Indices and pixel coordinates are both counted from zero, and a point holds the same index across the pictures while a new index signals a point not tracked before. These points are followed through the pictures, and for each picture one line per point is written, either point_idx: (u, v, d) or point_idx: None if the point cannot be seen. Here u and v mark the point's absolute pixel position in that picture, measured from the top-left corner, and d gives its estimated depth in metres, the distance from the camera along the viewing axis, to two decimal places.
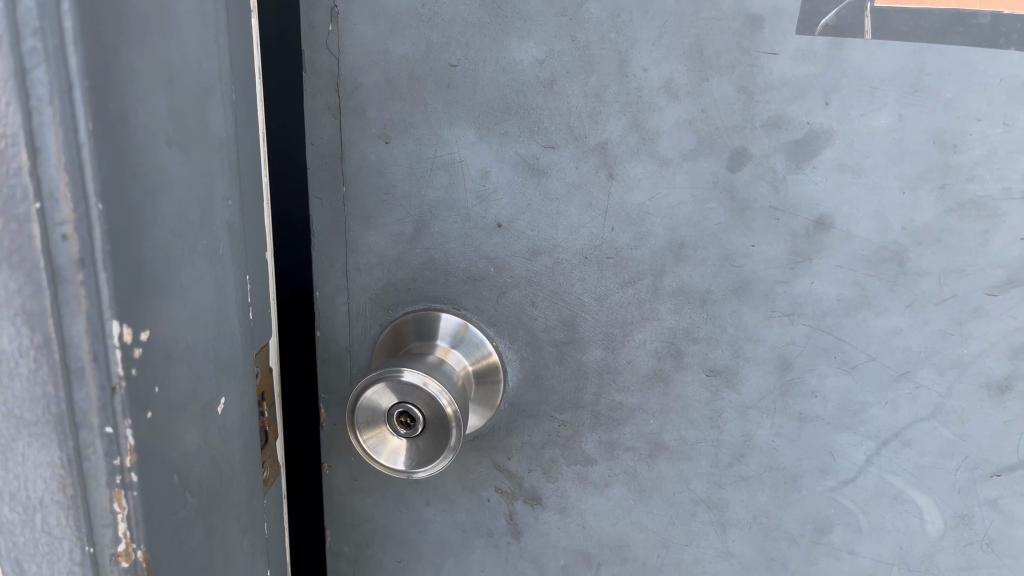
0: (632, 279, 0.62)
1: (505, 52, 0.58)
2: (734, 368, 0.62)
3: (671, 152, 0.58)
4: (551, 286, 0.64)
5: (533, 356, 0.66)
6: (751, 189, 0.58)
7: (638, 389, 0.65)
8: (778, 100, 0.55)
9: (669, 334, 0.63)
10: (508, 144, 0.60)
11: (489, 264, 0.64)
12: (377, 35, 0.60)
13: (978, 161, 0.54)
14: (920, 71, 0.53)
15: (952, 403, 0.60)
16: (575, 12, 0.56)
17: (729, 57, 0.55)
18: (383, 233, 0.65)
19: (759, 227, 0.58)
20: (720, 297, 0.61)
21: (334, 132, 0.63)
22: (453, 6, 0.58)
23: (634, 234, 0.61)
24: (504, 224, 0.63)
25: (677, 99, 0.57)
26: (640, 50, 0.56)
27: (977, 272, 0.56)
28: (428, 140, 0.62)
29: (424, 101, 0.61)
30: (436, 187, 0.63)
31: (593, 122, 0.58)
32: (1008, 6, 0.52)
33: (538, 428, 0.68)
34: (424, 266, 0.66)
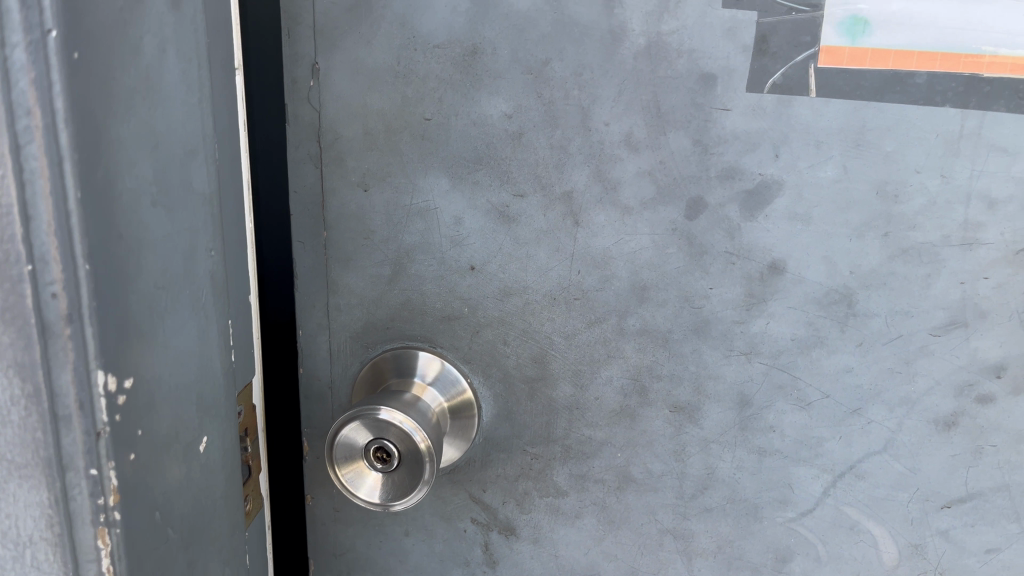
0: (598, 319, 0.65)
1: (476, 107, 0.62)
2: (696, 405, 0.65)
3: (632, 200, 0.61)
4: (522, 326, 0.67)
5: (505, 392, 0.69)
6: (708, 235, 0.61)
7: (605, 425, 0.68)
8: (731, 153, 0.59)
9: (633, 372, 0.66)
10: (479, 192, 0.64)
11: (464, 304, 0.67)
12: (356, 90, 0.63)
13: (918, 210, 0.57)
14: (863, 127, 0.57)
15: (902, 437, 0.63)
16: (540, 70, 0.60)
17: (685, 113, 0.58)
18: (362, 275, 0.68)
19: (715, 271, 0.62)
20: (681, 336, 0.64)
21: (316, 180, 0.66)
22: (427, 64, 0.61)
23: (599, 277, 0.64)
24: (477, 267, 0.66)
25: (636, 151, 0.60)
26: (602, 105, 0.59)
27: (922, 313, 0.60)
28: (404, 187, 0.65)
29: (401, 151, 0.64)
30: (412, 232, 0.66)
31: (559, 172, 0.62)
32: (942, 66, 0.55)
33: (511, 461, 0.71)
34: (401, 306, 0.69)
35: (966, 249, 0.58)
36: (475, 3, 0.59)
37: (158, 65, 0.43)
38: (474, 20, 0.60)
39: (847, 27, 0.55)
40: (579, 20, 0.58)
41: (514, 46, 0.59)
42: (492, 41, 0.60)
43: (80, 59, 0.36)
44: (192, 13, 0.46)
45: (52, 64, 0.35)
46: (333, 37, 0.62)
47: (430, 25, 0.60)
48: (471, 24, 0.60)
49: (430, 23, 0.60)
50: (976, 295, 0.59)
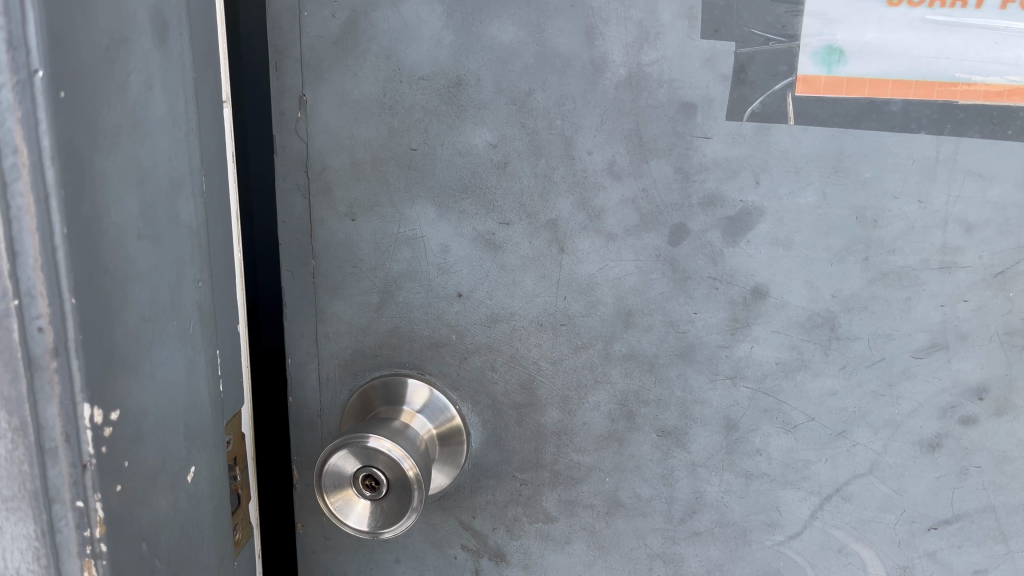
0: (584, 345, 0.65)
1: (461, 137, 0.62)
2: (683, 429, 0.66)
3: (616, 227, 0.62)
4: (509, 352, 0.67)
5: (494, 418, 0.69)
6: (692, 261, 0.62)
7: (594, 450, 0.68)
8: (712, 180, 0.60)
9: (621, 397, 0.66)
10: (465, 221, 0.64)
11: (451, 331, 0.68)
12: (343, 121, 0.64)
13: (897, 234, 0.58)
14: (841, 153, 0.58)
15: (888, 459, 0.63)
16: (524, 100, 0.61)
17: (667, 141, 0.59)
18: (351, 303, 0.69)
19: (699, 296, 0.62)
20: (666, 361, 0.64)
21: (304, 210, 0.67)
22: (413, 96, 0.62)
23: (585, 303, 0.64)
24: (464, 294, 0.67)
25: (619, 179, 0.61)
26: (585, 134, 0.60)
27: (904, 336, 0.60)
28: (392, 216, 0.66)
29: (388, 181, 0.65)
30: (399, 260, 0.67)
31: (544, 200, 0.63)
32: (916, 94, 0.56)
33: (501, 487, 0.71)
34: (389, 334, 0.69)
35: (945, 272, 0.59)
36: (459, 35, 0.60)
37: (145, 101, 0.44)
38: (458, 52, 0.61)
39: (823, 57, 0.56)
40: (561, 52, 0.59)
41: (498, 77, 0.61)
42: (476, 72, 0.61)
43: (66, 97, 0.37)
44: (179, 50, 0.47)
45: (39, 102, 0.36)
46: (319, 70, 0.63)
47: (415, 57, 0.61)
48: (456, 56, 0.61)
49: (415, 55, 0.61)
50: (956, 318, 0.59)
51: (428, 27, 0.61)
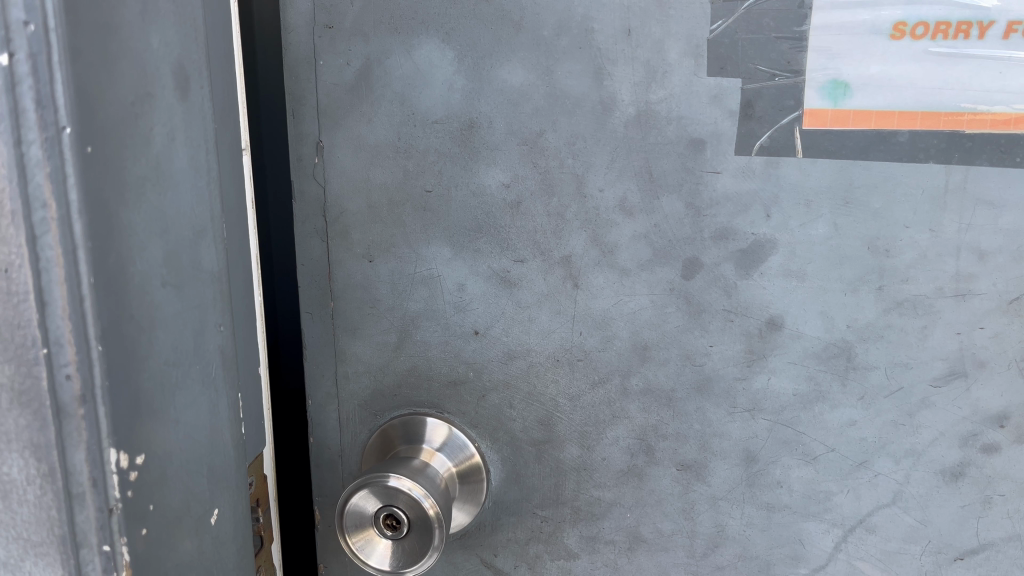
0: (601, 379, 0.66)
1: (474, 178, 0.64)
2: (703, 462, 0.66)
3: (629, 263, 0.63)
4: (527, 388, 0.68)
5: (513, 455, 0.69)
6: (705, 294, 0.62)
7: (613, 485, 0.68)
8: (723, 214, 0.60)
9: (639, 432, 0.66)
10: (480, 259, 0.65)
11: (469, 369, 0.68)
12: (359, 166, 0.66)
13: (910, 263, 0.59)
14: (850, 185, 0.58)
15: (911, 489, 0.63)
16: (535, 141, 0.62)
17: (677, 176, 0.61)
18: (369, 343, 0.70)
19: (714, 329, 0.63)
20: (684, 394, 0.65)
21: (323, 253, 0.68)
22: (426, 138, 0.64)
23: (601, 338, 0.65)
24: (481, 332, 0.67)
25: (631, 215, 0.62)
26: (595, 173, 0.62)
27: (921, 365, 0.60)
28: (408, 257, 0.67)
29: (403, 222, 0.66)
30: (416, 300, 0.68)
31: (557, 238, 0.64)
32: (923, 124, 0.56)
33: (522, 525, 0.71)
34: (408, 372, 0.70)
35: (960, 299, 0.58)
36: (471, 79, 0.62)
37: (168, 153, 0.45)
38: (470, 96, 0.62)
39: (829, 90, 0.57)
40: (570, 92, 0.61)
41: (509, 119, 0.62)
42: (488, 115, 0.62)
43: (93, 152, 0.39)
44: (200, 103, 0.48)
45: (67, 158, 0.38)
46: (336, 117, 0.65)
47: (429, 102, 0.63)
48: (467, 100, 0.62)
49: (428, 100, 0.63)
50: (973, 345, 0.59)
51: (441, 72, 0.62)
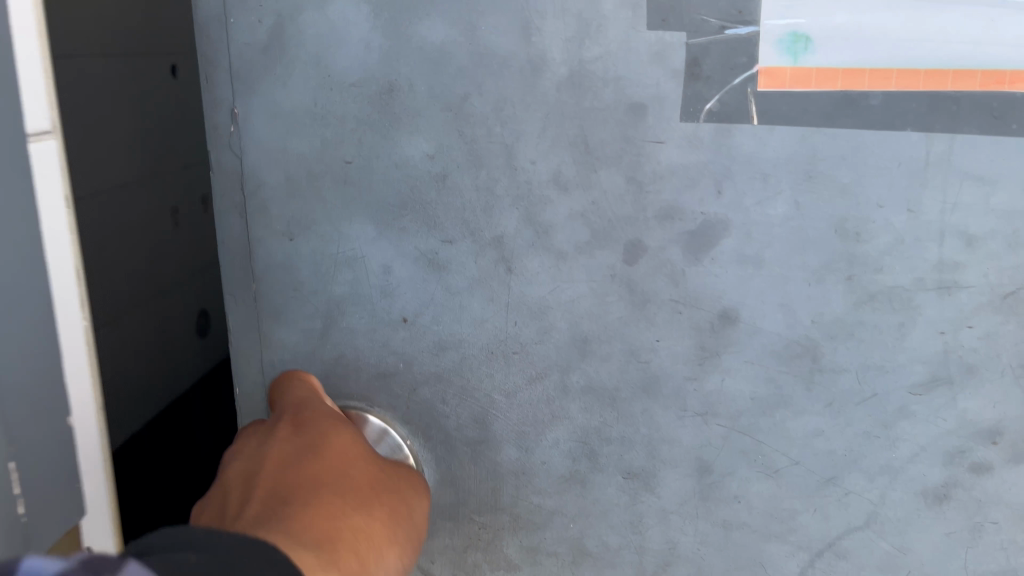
0: (539, 374, 0.59)
1: (397, 148, 0.57)
2: (652, 471, 0.58)
3: (566, 245, 0.56)
4: (460, 383, 0.61)
5: (448, 455, 0.63)
6: (651, 282, 0.55)
7: (554, 492, 0.61)
8: (668, 190, 0.53)
9: (581, 434, 0.59)
10: (407, 239, 0.59)
11: (399, 360, 0.62)
12: (276, 135, 0.60)
13: (884, 250, 0.50)
14: (814, 156, 0.49)
15: (887, 511, 0.54)
16: (460, 106, 0.55)
17: (616, 147, 0.53)
18: (294, 330, 0.64)
19: (661, 321, 0.55)
20: (629, 394, 0.57)
21: (242, 231, 0.62)
22: (344, 104, 0.57)
23: (538, 329, 0.58)
24: (410, 319, 0.61)
25: (567, 191, 0.55)
26: (526, 142, 0.54)
27: (898, 369, 0.51)
28: (330, 235, 0.61)
29: (324, 197, 0.60)
30: (341, 283, 0.62)
31: (487, 216, 0.57)
32: (899, 85, 0.47)
33: (458, 531, 0.65)
34: (336, 362, 0.63)
35: (944, 293, 0.50)
36: (389, 37, 0.55)
37: None
38: (389, 56, 0.56)
39: (788, 45, 0.48)
40: (496, 51, 0.53)
41: (431, 81, 0.55)
42: (409, 77, 0.56)
43: None
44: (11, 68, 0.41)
45: None
46: (249, 81, 0.59)
47: (346, 62, 0.57)
48: (387, 60, 0.56)
49: (346, 60, 0.57)
50: (959, 347, 0.50)
51: (358, 29, 0.56)
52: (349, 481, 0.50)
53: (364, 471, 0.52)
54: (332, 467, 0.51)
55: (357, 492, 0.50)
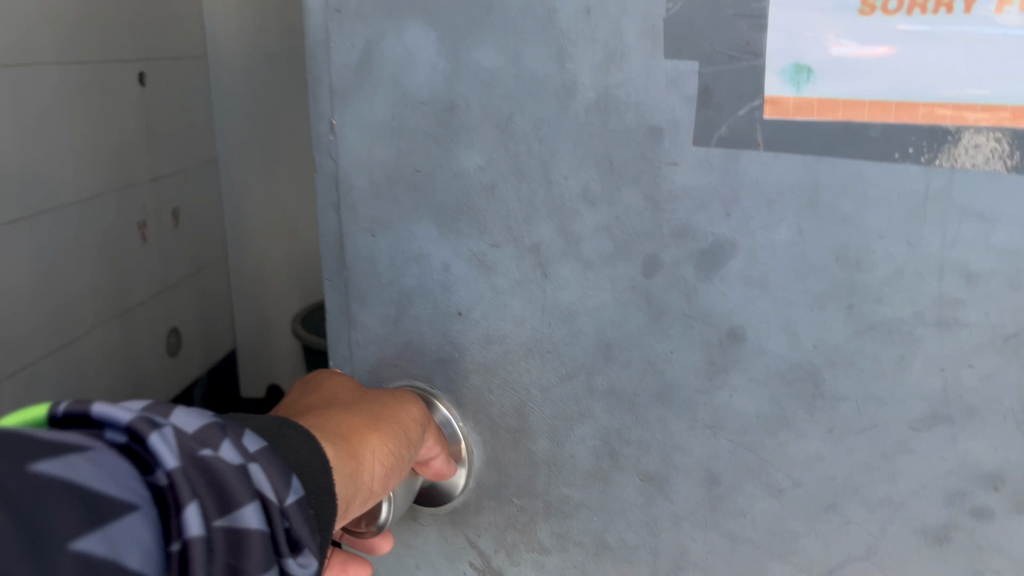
0: (569, 374, 0.64)
1: (455, 160, 0.64)
2: (666, 476, 0.61)
3: (593, 255, 0.60)
4: (504, 375, 0.67)
5: (493, 439, 0.69)
6: (666, 295, 0.58)
7: (580, 485, 0.66)
8: (682, 210, 0.55)
9: (604, 433, 0.63)
10: (462, 241, 0.66)
11: (455, 349, 0.69)
12: (364, 144, 0.69)
13: (884, 281, 0.50)
14: (816, 184, 0.50)
15: (886, 545, 0.54)
16: (506, 124, 0.61)
17: (636, 167, 0.57)
18: (374, 314, 0.73)
19: (675, 334, 0.58)
20: (646, 400, 0.61)
21: (336, 224, 0.73)
22: (415, 119, 0.65)
23: (568, 331, 0.63)
24: (464, 313, 0.68)
25: (594, 205, 0.59)
26: (560, 159, 0.59)
27: (898, 402, 0.51)
28: (403, 233, 0.69)
29: (398, 200, 0.68)
30: (410, 276, 0.70)
31: (527, 225, 0.62)
32: (897, 118, 0.47)
33: (500, 510, 0.71)
34: (405, 346, 0.72)
35: (944, 329, 0.49)
36: (450, 62, 0.62)
37: None
38: (450, 78, 0.62)
39: (790, 75, 0.50)
40: (536, 75, 0.59)
41: (483, 101, 0.61)
42: (466, 97, 0.62)
43: None
44: None
45: None
46: (345, 97, 0.69)
47: (417, 83, 0.64)
48: (448, 81, 0.63)
49: (417, 81, 0.64)
50: (959, 385, 0.49)
51: (426, 54, 0.63)
52: (373, 414, 0.61)
53: (387, 407, 0.63)
54: (331, 394, 0.64)
55: (380, 422, 0.61)
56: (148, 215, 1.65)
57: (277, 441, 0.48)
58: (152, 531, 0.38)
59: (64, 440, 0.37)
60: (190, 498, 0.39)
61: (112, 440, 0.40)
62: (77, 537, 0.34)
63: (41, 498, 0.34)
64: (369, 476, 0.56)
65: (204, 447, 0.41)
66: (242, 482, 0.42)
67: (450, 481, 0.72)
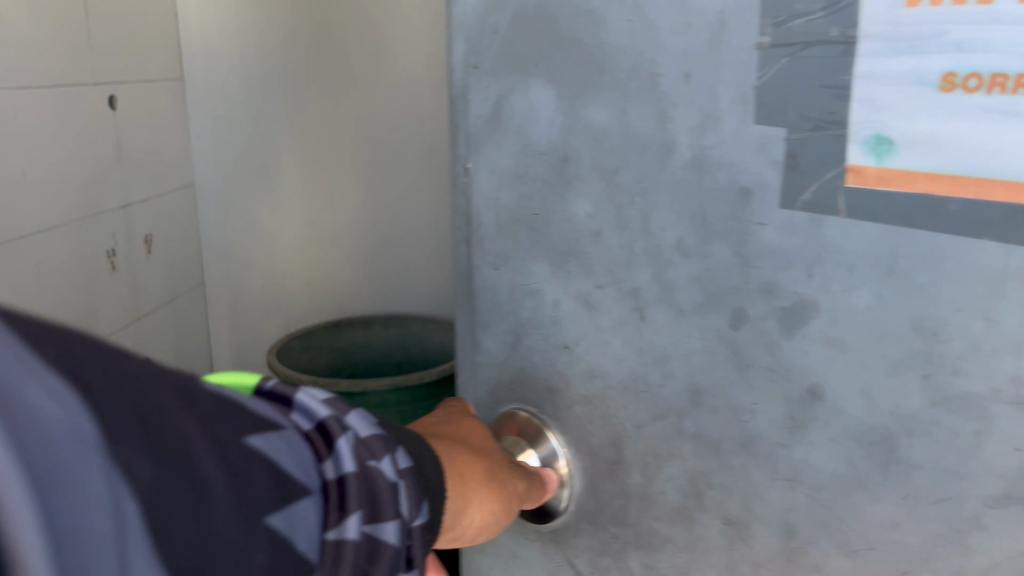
0: (661, 414, 0.67)
1: (568, 206, 0.69)
2: (746, 522, 0.63)
3: (686, 304, 0.63)
4: (604, 409, 0.71)
5: (593, 467, 0.74)
6: (751, 348, 0.60)
7: (668, 521, 0.68)
8: (768, 268, 0.57)
9: (690, 474, 0.66)
10: (571, 280, 0.71)
11: (562, 379, 0.74)
12: (492, 186, 0.75)
13: (961, 354, 0.50)
14: (894, 253, 0.51)
15: None
16: (613, 176, 0.65)
17: (727, 224, 0.59)
18: (495, 340, 0.79)
19: (758, 386, 0.60)
20: (730, 447, 0.63)
21: (466, 256, 0.80)
22: (535, 167, 0.71)
23: (661, 373, 0.66)
24: (571, 346, 0.72)
25: (688, 257, 0.62)
26: (659, 212, 0.63)
27: (972, 477, 0.51)
28: (521, 269, 0.75)
29: (518, 238, 0.74)
30: (526, 309, 0.75)
31: (628, 270, 0.66)
32: (975, 193, 0.47)
33: (596, 535, 0.75)
34: (519, 373, 0.78)
35: (1020, 409, 0.48)
36: (566, 117, 0.67)
37: None
38: (566, 132, 0.68)
39: (872, 146, 0.51)
40: (640, 133, 0.63)
41: (593, 154, 0.66)
42: (579, 150, 0.67)
43: None
44: None
45: None
46: (478, 143, 0.76)
47: (538, 135, 0.70)
48: (565, 134, 0.68)
49: (538, 133, 0.70)
50: None
51: (546, 109, 0.69)
52: (496, 468, 0.68)
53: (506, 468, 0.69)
54: (466, 432, 0.71)
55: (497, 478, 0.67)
56: (116, 241, 1.60)
57: (414, 463, 0.54)
58: (319, 517, 0.41)
59: (265, 415, 0.42)
60: (356, 506, 0.42)
61: (299, 425, 0.44)
62: (270, 512, 0.38)
63: (251, 470, 0.37)
64: (467, 522, 0.62)
65: (371, 457, 0.46)
66: (394, 498, 0.45)
67: (552, 499, 0.77)
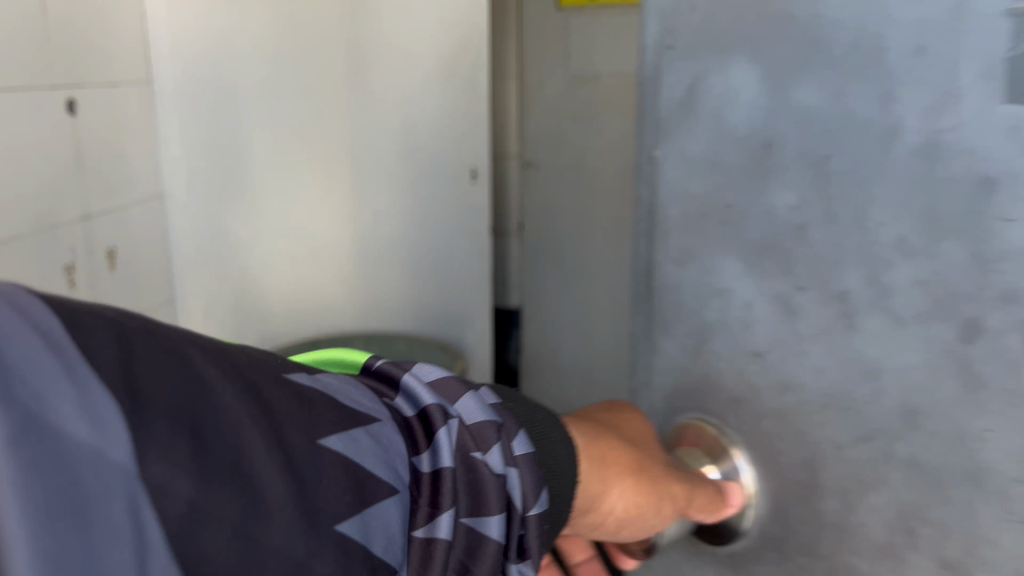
0: (867, 436, 0.59)
1: (768, 198, 0.62)
2: (970, 568, 0.55)
3: (906, 312, 0.55)
4: (797, 426, 0.64)
5: (780, 490, 0.66)
6: (986, 366, 0.52)
7: (869, 557, 0.61)
8: (1014, 273, 0.49)
9: (900, 507, 0.58)
10: (767, 279, 0.64)
11: (749, 390, 0.67)
12: (681, 175, 0.70)
13: None
14: None
15: None
16: (823, 165, 0.58)
17: (964, 220, 0.51)
18: (674, 342, 0.73)
19: (993, 410, 0.52)
20: (953, 480, 0.55)
21: (648, 251, 0.75)
22: (732, 155, 0.65)
23: (871, 390, 0.58)
24: (761, 353, 0.65)
25: (911, 258, 0.54)
26: (878, 206, 0.56)
27: None
28: (709, 267, 0.68)
29: (708, 232, 0.68)
30: (712, 309, 0.69)
31: (836, 271, 0.59)
32: None
33: (780, 565, 0.67)
34: (701, 379, 0.71)
35: None
36: (772, 98, 0.61)
37: None
38: (770, 116, 0.61)
39: None
40: (859, 115, 0.56)
41: (801, 140, 0.59)
42: (785, 136, 0.60)
43: None
44: None
45: None
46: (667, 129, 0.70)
47: (737, 119, 0.64)
48: (768, 118, 0.61)
49: (737, 117, 0.64)
50: None
51: (748, 91, 0.62)
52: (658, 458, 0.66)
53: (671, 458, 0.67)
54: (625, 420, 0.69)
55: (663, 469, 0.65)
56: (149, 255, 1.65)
57: (540, 445, 0.55)
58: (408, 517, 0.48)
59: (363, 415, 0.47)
60: (446, 506, 0.48)
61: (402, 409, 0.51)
62: (341, 519, 0.42)
63: (326, 479, 0.43)
64: (605, 510, 0.62)
65: (477, 450, 0.51)
66: (495, 491, 0.50)
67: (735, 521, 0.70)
